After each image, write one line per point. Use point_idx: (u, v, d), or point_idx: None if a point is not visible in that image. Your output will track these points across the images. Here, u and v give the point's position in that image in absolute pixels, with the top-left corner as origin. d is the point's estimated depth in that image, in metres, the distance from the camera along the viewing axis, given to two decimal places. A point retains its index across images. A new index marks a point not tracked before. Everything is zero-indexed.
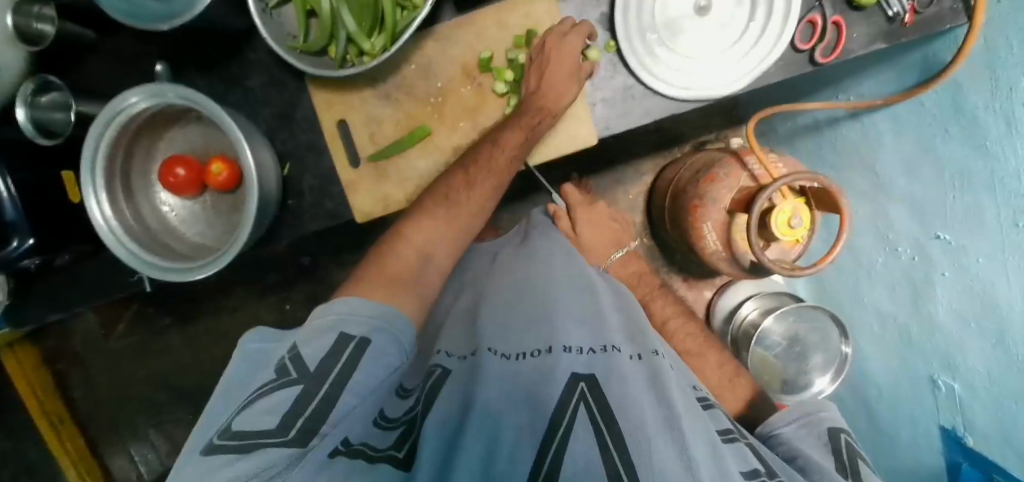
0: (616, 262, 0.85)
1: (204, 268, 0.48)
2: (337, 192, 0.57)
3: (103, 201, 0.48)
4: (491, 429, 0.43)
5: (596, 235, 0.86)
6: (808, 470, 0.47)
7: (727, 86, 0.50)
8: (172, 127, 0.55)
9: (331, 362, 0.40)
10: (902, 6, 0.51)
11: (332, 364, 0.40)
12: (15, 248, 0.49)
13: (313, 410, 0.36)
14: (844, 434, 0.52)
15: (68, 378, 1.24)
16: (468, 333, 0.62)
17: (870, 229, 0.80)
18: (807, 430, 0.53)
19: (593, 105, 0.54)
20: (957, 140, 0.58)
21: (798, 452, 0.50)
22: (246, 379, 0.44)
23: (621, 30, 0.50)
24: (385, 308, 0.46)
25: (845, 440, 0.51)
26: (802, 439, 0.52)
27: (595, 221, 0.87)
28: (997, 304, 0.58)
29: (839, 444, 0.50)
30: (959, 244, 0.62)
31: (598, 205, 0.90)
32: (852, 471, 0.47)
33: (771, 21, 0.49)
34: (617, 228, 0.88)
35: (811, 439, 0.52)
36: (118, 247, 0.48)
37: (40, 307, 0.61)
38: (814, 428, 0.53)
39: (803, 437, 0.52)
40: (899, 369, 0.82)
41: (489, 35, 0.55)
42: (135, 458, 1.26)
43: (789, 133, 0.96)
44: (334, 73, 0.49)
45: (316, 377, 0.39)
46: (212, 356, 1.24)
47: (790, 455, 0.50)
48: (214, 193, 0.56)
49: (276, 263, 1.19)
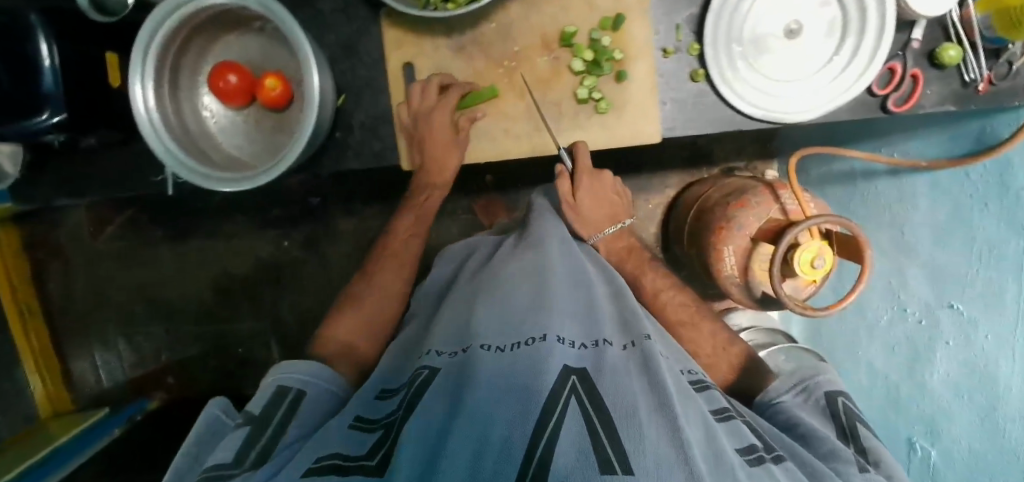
0: (607, 239, 0.73)
1: (246, 183, 0.47)
2: (388, 133, 0.57)
3: (148, 89, 0.46)
4: (482, 428, 0.36)
5: (593, 208, 0.72)
6: (809, 437, 0.52)
7: (800, 115, 0.51)
8: (231, 33, 0.53)
9: (274, 408, 0.50)
10: (979, 73, 0.52)
11: (275, 411, 0.50)
12: (43, 122, 0.46)
13: (261, 447, 0.45)
14: (840, 398, 0.57)
15: (45, 270, 1.21)
16: (460, 325, 0.56)
17: (883, 287, 0.78)
18: (804, 398, 0.58)
19: (662, 104, 0.55)
20: (997, 219, 0.58)
21: (799, 418, 0.54)
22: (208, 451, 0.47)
23: (710, 36, 0.50)
24: (319, 365, 0.57)
25: (841, 403, 0.57)
26: (801, 407, 0.57)
27: (597, 191, 0.71)
28: (996, 380, 0.61)
29: (835, 408, 0.56)
30: (970, 316, 0.63)
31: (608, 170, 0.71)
32: (851, 435, 0.53)
33: (855, 58, 0.50)
34: (617, 202, 0.74)
35: (810, 406, 0.57)
36: (153, 137, 0.46)
37: (47, 189, 0.61)
38: (810, 394, 0.58)
39: (801, 406, 0.57)
40: (874, 425, 0.84)
41: (576, 10, 0.54)
42: (98, 365, 1.23)
43: (819, 179, 0.96)
44: (419, 14, 0.47)
45: (263, 421, 0.48)
46: (198, 279, 1.21)
47: (790, 421, 0.55)
48: (259, 109, 0.54)
49: (283, 198, 1.16)
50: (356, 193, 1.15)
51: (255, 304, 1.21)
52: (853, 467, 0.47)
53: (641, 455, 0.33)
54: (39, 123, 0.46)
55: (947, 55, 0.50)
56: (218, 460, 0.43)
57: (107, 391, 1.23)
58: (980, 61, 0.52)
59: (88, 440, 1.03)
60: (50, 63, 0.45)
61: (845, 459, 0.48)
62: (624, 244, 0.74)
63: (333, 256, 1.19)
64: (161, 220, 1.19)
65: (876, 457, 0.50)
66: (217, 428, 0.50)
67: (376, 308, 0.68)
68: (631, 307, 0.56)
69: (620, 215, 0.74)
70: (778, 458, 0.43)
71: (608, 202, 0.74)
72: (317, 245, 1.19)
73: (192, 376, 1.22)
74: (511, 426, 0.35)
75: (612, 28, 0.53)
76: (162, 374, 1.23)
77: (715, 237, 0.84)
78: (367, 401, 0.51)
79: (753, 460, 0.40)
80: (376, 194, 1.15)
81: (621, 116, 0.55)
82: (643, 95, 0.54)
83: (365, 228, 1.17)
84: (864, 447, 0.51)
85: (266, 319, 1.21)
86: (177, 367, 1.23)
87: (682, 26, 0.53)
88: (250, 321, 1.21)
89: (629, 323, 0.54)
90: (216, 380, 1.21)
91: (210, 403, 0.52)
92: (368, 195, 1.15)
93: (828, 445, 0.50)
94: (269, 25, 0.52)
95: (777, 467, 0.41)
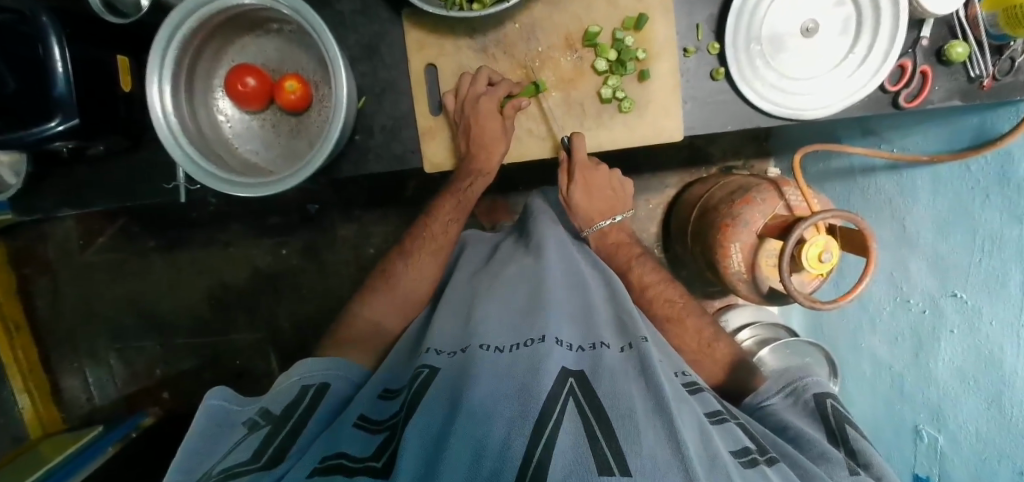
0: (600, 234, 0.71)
1: (270, 188, 0.49)
2: (409, 135, 0.62)
3: (166, 91, 0.51)
4: (480, 430, 0.35)
5: (587, 204, 0.69)
6: (799, 442, 0.47)
7: (811, 112, 0.55)
8: (247, 35, 0.58)
9: (294, 406, 0.48)
10: (985, 70, 0.54)
11: (296, 408, 0.48)
12: (51, 130, 0.46)
13: (279, 444, 0.43)
14: (829, 400, 0.51)
15: (33, 284, 1.17)
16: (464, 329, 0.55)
17: (885, 279, 0.77)
18: (793, 400, 0.52)
19: (683, 103, 0.59)
20: (997, 207, 0.56)
21: (786, 422, 0.49)
22: (213, 451, 0.43)
23: (729, 38, 0.54)
24: (338, 361, 0.57)
25: (831, 405, 0.51)
26: (789, 410, 0.51)
27: (591, 186, 0.68)
28: (998, 366, 0.57)
29: (824, 410, 0.50)
30: (974, 304, 0.60)
31: (601, 165, 0.68)
32: (841, 437, 0.47)
33: (871, 55, 0.53)
34: (614, 196, 0.70)
35: (798, 408, 0.51)
36: (171, 141, 0.50)
37: (52, 198, 0.62)
38: (799, 397, 0.52)
39: (790, 409, 0.51)
40: (882, 415, 0.82)
41: (598, 11, 0.57)
42: (89, 381, 1.20)
43: (818, 175, 0.96)
44: (458, 15, 0.50)
45: (283, 419, 0.46)
46: (193, 289, 1.18)
47: (778, 425, 0.50)
48: (277, 111, 0.59)
49: (281, 203, 1.13)
50: (354, 199, 1.12)
51: (252, 313, 1.18)
52: (843, 473, 0.42)
53: (639, 456, 0.32)
54: (46, 131, 0.46)
55: (955, 51, 0.53)
56: (233, 460, 0.40)
57: (99, 407, 1.20)
58: (985, 58, 0.54)
59: (82, 461, 0.98)
60: (64, 70, 0.45)
61: (837, 467, 0.43)
62: (616, 238, 0.72)
63: (331, 263, 1.15)
64: (152, 229, 1.16)
65: (868, 459, 0.44)
66: (224, 420, 0.47)
67: (392, 309, 0.68)
68: (627, 307, 0.56)
69: (617, 208, 0.71)
70: (771, 460, 0.39)
71: (605, 195, 0.70)
72: (315, 252, 1.15)
73: (186, 389, 1.18)
74: (510, 428, 0.34)
75: (635, 28, 0.57)
76: (155, 389, 1.19)
77: (719, 234, 0.81)
78: (372, 399, 0.49)
79: (747, 461, 0.38)
80: (375, 199, 1.12)
81: (643, 114, 0.59)
82: (665, 94, 0.58)
83: (365, 235, 1.14)
84: (855, 450, 0.45)
85: (264, 328, 1.17)
86: (171, 381, 1.19)
87: (702, 25, 0.57)
88: (248, 331, 1.18)
89: (625, 325, 0.54)
90: None
91: (210, 394, 0.48)
92: (367, 201, 1.12)
93: (819, 452, 0.45)
94: (286, 27, 0.57)
95: (770, 469, 0.38)
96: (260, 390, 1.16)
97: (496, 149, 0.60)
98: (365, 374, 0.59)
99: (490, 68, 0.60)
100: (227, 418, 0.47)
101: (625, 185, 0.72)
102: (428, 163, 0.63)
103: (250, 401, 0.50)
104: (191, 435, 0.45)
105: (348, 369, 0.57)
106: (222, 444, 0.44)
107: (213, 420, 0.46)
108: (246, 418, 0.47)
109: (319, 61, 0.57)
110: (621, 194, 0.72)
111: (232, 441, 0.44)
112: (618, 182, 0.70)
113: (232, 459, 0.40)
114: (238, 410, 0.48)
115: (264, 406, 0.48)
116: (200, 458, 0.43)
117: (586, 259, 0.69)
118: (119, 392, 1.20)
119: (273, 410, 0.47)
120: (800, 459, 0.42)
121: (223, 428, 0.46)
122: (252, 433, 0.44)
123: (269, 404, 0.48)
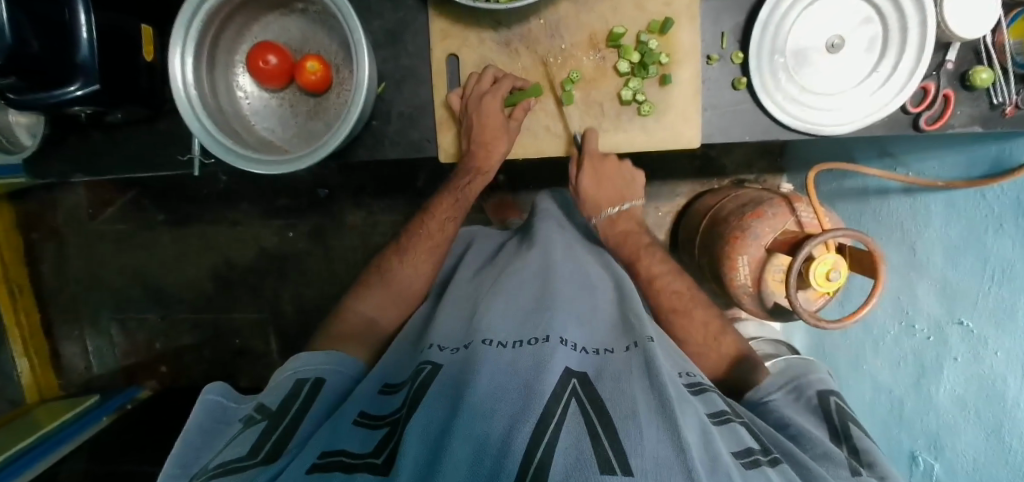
0: (608, 220, 0.71)
1: (284, 167, 0.50)
2: (425, 124, 0.62)
3: (187, 63, 0.51)
4: (480, 427, 0.34)
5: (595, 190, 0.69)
6: (801, 441, 0.46)
7: (833, 127, 0.55)
8: (272, 13, 0.58)
9: (291, 401, 0.48)
10: (1008, 97, 0.54)
11: (292, 403, 0.47)
12: (70, 94, 0.48)
13: (276, 439, 0.42)
14: (833, 398, 0.51)
15: (40, 249, 1.18)
16: (464, 323, 0.55)
17: (890, 300, 0.76)
18: (796, 397, 0.52)
19: (703, 111, 0.59)
20: (1011, 236, 0.54)
21: (788, 420, 0.49)
22: (213, 451, 0.43)
23: (753, 48, 0.55)
24: (338, 355, 0.57)
25: (834, 403, 0.51)
26: (791, 406, 0.51)
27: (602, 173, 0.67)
28: (1003, 398, 0.57)
29: (827, 407, 0.50)
30: (981, 335, 0.59)
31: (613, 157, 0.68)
32: (844, 436, 0.47)
33: (897, 73, 0.53)
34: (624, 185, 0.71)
35: (801, 406, 0.51)
36: (189, 113, 0.51)
37: (68, 165, 0.63)
38: (803, 394, 0.52)
39: (792, 406, 0.51)
40: (880, 440, 0.80)
41: (625, 14, 0.58)
42: (89, 349, 1.22)
43: (830, 194, 0.96)
44: (482, 5, 0.51)
45: (279, 414, 0.45)
46: (196, 266, 1.18)
47: (780, 422, 0.49)
48: (297, 91, 0.59)
49: (291, 186, 1.13)
50: (364, 187, 1.11)
51: (255, 293, 1.18)
52: (844, 474, 0.41)
53: (640, 457, 0.32)
54: (65, 95, 0.48)
55: (980, 77, 0.53)
56: (232, 453, 0.39)
57: (97, 376, 1.22)
58: (1009, 85, 0.55)
59: (70, 434, 0.97)
60: (87, 36, 0.47)
61: (839, 467, 0.42)
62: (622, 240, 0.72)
63: (337, 249, 1.15)
64: (160, 203, 1.16)
65: (872, 459, 0.43)
66: (221, 416, 0.48)
67: (397, 294, 0.68)
68: (637, 311, 0.56)
69: (626, 196, 0.71)
70: (775, 461, 0.39)
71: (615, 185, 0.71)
72: (323, 236, 1.15)
73: (186, 366, 1.20)
74: (511, 426, 0.34)
75: (660, 32, 0.57)
76: (154, 362, 1.21)
77: (729, 246, 0.81)
78: (372, 394, 0.49)
79: (749, 463, 0.37)
80: (385, 189, 1.11)
81: (661, 117, 0.59)
82: (685, 99, 0.58)
83: (372, 224, 1.13)
84: (858, 448, 0.45)
85: (266, 309, 1.18)
86: (170, 356, 1.20)
87: (727, 34, 0.57)
88: (250, 311, 1.18)
89: (631, 326, 0.54)
90: (210, 370, 1.19)
91: (209, 389, 0.49)
92: (377, 189, 1.11)
93: (820, 451, 0.44)
94: (311, 9, 0.57)
95: (773, 470, 0.37)
96: (258, 371, 1.17)
97: (493, 146, 0.60)
98: (359, 367, 0.58)
99: (495, 66, 0.60)
100: (224, 415, 0.48)
101: (637, 175, 0.73)
102: (442, 153, 0.63)
103: (249, 400, 0.51)
104: (188, 434, 0.45)
105: (338, 363, 0.56)
106: (219, 441, 0.45)
107: (213, 418, 0.47)
108: (242, 414, 0.48)
109: (341, 43, 0.57)
110: (631, 184, 0.72)
111: (229, 436, 0.45)
112: (628, 173, 0.71)
113: (228, 454, 0.39)
114: (240, 411, 0.48)
115: (259, 402, 0.48)
116: (196, 453, 0.43)
117: (592, 260, 0.69)
118: (119, 364, 1.21)
119: (269, 406, 0.46)
120: (802, 458, 0.41)
121: (223, 426, 0.47)
122: (249, 426, 0.44)
123: (265, 399, 0.48)
